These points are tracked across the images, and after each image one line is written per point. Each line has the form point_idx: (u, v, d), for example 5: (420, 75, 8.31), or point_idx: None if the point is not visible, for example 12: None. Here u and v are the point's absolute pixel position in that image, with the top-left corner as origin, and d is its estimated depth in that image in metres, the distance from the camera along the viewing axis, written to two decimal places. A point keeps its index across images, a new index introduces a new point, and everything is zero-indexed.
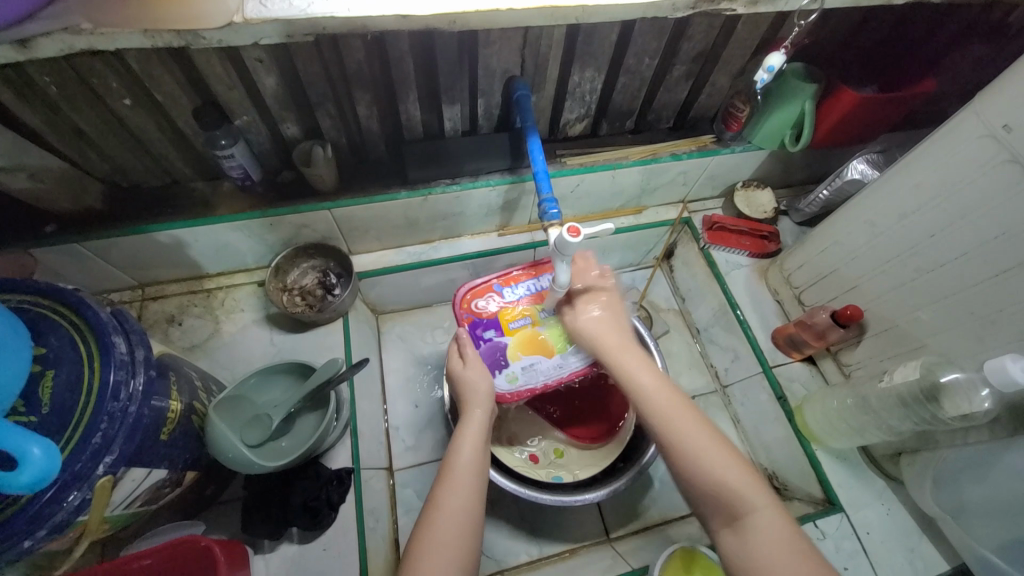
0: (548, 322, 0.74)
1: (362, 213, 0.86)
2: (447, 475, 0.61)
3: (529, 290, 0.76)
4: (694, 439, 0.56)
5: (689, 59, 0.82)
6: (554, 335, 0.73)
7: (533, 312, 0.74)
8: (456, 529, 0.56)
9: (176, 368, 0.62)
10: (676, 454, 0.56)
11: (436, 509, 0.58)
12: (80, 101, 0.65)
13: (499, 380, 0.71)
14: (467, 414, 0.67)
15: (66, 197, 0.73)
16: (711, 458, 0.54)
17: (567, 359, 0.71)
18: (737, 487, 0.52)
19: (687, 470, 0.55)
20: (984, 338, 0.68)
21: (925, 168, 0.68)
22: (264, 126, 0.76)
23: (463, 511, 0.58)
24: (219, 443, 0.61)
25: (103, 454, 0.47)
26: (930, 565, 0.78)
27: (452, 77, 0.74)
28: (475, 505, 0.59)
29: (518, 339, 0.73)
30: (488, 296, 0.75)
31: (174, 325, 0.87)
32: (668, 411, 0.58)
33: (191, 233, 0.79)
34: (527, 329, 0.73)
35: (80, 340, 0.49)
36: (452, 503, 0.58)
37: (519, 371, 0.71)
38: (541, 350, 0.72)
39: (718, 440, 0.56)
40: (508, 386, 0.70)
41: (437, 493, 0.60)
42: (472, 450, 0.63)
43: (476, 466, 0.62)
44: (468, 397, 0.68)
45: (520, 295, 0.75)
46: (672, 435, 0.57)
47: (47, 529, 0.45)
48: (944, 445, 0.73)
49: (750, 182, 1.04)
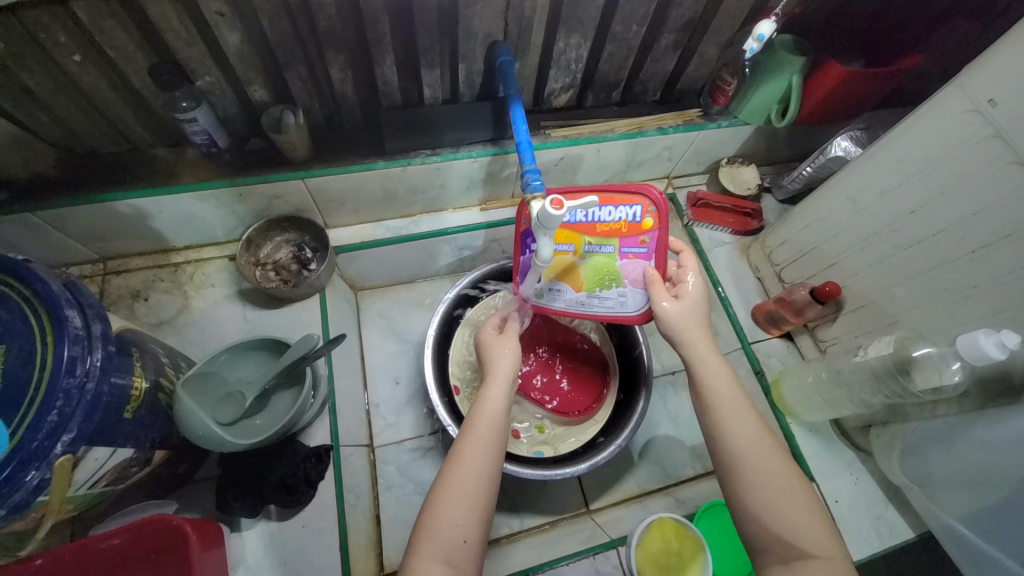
0: (588, 257, 0.66)
1: (338, 184, 0.82)
2: (470, 432, 0.58)
3: (584, 217, 0.64)
4: (774, 479, 0.53)
5: (678, 27, 0.79)
6: (589, 273, 0.67)
7: (578, 240, 0.65)
8: (476, 486, 0.55)
9: (139, 344, 0.59)
10: (748, 486, 0.53)
11: (458, 462, 0.56)
12: (25, 56, 0.59)
13: (528, 290, 0.73)
14: (490, 377, 0.64)
15: (14, 162, 0.67)
16: (786, 501, 0.52)
17: (590, 300, 0.70)
18: (806, 534, 0.51)
19: (757, 504, 0.52)
20: (956, 314, 0.69)
21: (911, 142, 0.68)
22: (230, 89, 0.71)
23: (485, 468, 0.56)
24: (189, 422, 0.59)
25: (59, 432, 0.44)
26: (892, 530, 0.81)
27: (430, 38, 0.70)
28: (496, 459, 0.57)
29: (554, 261, 0.68)
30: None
31: (139, 301, 0.83)
32: (752, 442, 0.55)
33: (154, 203, 0.75)
34: (566, 257, 0.67)
35: (31, 312, 0.46)
36: (475, 455, 0.56)
37: (545, 291, 0.71)
38: (569, 281, 0.69)
39: (797, 482, 0.53)
40: (532, 297, 0.73)
41: (458, 447, 0.58)
42: (496, 410, 0.60)
43: (500, 425, 0.60)
44: (495, 362, 0.66)
45: (574, 220, 0.64)
46: (752, 468, 0.54)
47: (6, 510, 0.42)
48: (913, 417, 0.75)
49: (735, 158, 1.03)
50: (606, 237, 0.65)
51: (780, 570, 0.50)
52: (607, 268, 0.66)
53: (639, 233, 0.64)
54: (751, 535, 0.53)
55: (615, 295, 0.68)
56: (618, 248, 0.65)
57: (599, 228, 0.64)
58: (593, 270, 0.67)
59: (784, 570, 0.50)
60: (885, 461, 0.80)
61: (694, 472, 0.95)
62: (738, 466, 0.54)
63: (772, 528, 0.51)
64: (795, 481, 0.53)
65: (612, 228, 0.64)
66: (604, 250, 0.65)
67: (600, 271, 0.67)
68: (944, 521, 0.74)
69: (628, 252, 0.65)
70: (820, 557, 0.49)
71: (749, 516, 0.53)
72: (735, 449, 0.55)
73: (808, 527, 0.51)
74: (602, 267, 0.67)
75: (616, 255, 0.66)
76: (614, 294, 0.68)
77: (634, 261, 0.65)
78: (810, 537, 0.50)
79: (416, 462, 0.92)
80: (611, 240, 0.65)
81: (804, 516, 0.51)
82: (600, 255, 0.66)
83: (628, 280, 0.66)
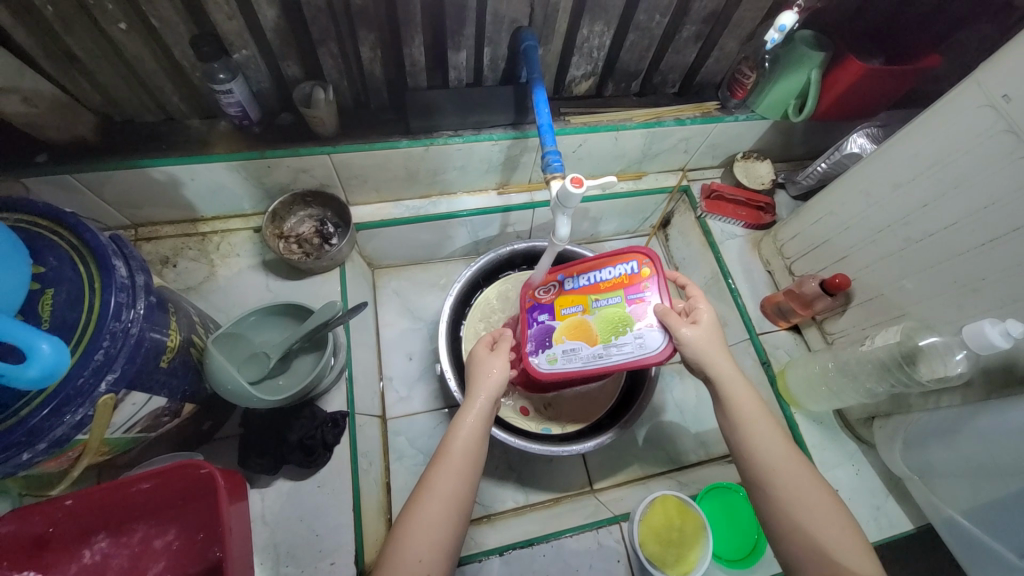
0: (598, 311, 0.69)
1: (362, 161, 0.84)
2: (442, 459, 0.58)
3: (587, 281, 0.72)
4: (803, 493, 0.56)
5: (700, 19, 0.81)
6: (602, 325, 0.69)
7: (586, 300, 0.71)
8: (443, 518, 0.55)
9: (174, 302, 0.62)
10: (777, 502, 0.56)
11: (428, 490, 0.56)
12: (73, 20, 0.62)
13: (540, 361, 0.72)
14: (471, 396, 0.63)
15: (58, 124, 0.70)
16: (816, 515, 0.54)
17: (608, 349, 0.67)
18: (843, 551, 0.52)
19: (789, 518, 0.55)
20: (964, 306, 0.70)
21: (924, 136, 0.69)
22: (264, 63, 0.74)
23: (454, 500, 0.56)
24: (218, 375, 0.61)
25: (105, 371, 0.47)
26: (892, 521, 0.82)
27: (459, 20, 0.72)
28: (467, 489, 0.57)
29: (566, 323, 0.71)
30: (551, 282, 0.75)
31: (168, 267, 0.86)
32: (780, 459, 0.57)
33: (186, 171, 0.77)
34: (576, 316, 0.71)
35: (79, 260, 0.48)
36: (444, 484, 0.56)
37: (559, 354, 0.70)
38: (583, 337, 0.69)
39: (825, 496, 0.55)
40: (545, 367, 0.71)
41: (430, 474, 0.57)
42: (468, 441, 0.59)
43: (473, 453, 0.59)
44: (478, 379, 0.64)
45: (579, 285, 0.73)
46: (782, 483, 0.56)
47: (47, 443, 0.45)
48: (917, 409, 0.77)
49: (750, 153, 1.05)
50: (611, 290, 0.70)
51: None
52: (618, 315, 0.68)
53: (641, 281, 0.69)
54: (786, 553, 0.55)
55: (632, 338, 0.66)
56: (624, 297, 0.69)
57: (602, 286, 0.71)
58: (605, 320, 0.68)
59: None
60: (887, 452, 0.81)
61: (698, 458, 0.96)
62: (769, 483, 0.57)
63: (808, 544, 0.53)
64: (821, 495, 0.55)
65: (615, 282, 0.70)
66: (612, 301, 0.69)
67: (613, 320, 0.68)
68: (945, 514, 0.75)
69: (635, 299, 0.68)
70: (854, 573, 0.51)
71: (783, 532, 0.55)
72: (765, 465, 0.58)
73: (842, 542, 0.53)
74: (613, 316, 0.68)
75: (624, 302, 0.68)
76: (631, 338, 0.66)
77: (644, 305, 0.67)
78: (846, 554, 0.52)
79: (426, 435, 0.95)
80: (616, 292, 0.69)
81: (837, 532, 0.53)
82: (609, 307, 0.69)
83: (641, 321, 0.66)
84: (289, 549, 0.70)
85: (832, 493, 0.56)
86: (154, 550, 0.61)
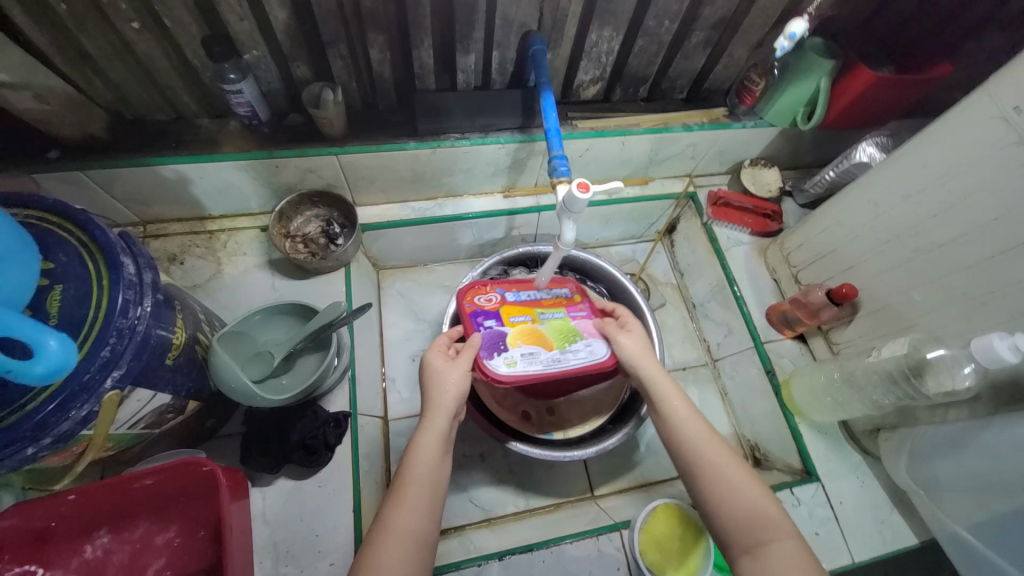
0: (547, 321, 0.74)
1: (369, 162, 0.84)
2: (398, 495, 0.56)
3: (529, 296, 0.77)
4: (723, 473, 0.57)
5: (709, 25, 0.81)
6: (552, 333, 0.72)
7: (533, 311, 0.75)
8: (402, 556, 0.52)
9: (181, 299, 0.62)
10: (702, 482, 0.58)
11: (383, 530, 0.54)
12: (86, 19, 0.63)
13: (497, 364, 0.68)
14: (427, 418, 0.62)
15: (69, 121, 0.71)
16: (737, 492, 0.56)
17: (564, 354, 0.70)
18: (765, 521, 0.54)
19: (715, 500, 0.56)
20: (973, 319, 0.70)
21: (933, 147, 0.69)
22: (274, 64, 0.75)
23: (413, 534, 0.54)
24: (222, 373, 0.62)
25: (111, 367, 0.47)
26: (897, 535, 0.81)
27: (468, 23, 0.73)
28: (430, 525, 0.56)
29: (517, 329, 0.72)
30: (490, 294, 0.76)
31: (175, 264, 0.87)
32: (701, 441, 0.60)
33: (195, 169, 0.78)
34: (526, 324, 0.73)
35: (88, 258, 0.49)
36: (403, 520, 0.54)
37: (518, 357, 0.69)
38: (538, 343, 0.71)
39: (748, 473, 0.57)
40: (503, 369, 0.67)
41: (386, 512, 0.55)
42: (425, 467, 0.58)
43: (431, 480, 0.58)
44: (434, 398, 0.63)
45: (521, 299, 0.76)
46: (704, 463, 0.58)
47: (52, 438, 0.45)
48: (923, 421, 0.76)
49: (758, 160, 1.04)
50: (554, 306, 0.76)
51: (746, 560, 0.53)
52: (565, 326, 0.73)
53: (576, 302, 0.78)
54: (717, 529, 0.56)
55: (583, 346, 0.71)
56: (566, 313, 0.76)
57: (544, 302, 0.76)
58: (556, 330, 0.73)
59: (751, 559, 0.53)
60: (892, 465, 0.80)
61: None
62: (694, 466, 0.59)
63: (734, 519, 0.55)
64: (742, 471, 0.57)
65: (555, 300, 0.77)
66: (556, 315, 0.75)
67: (562, 330, 0.73)
68: (951, 529, 0.74)
69: (576, 315, 0.76)
70: (776, 541, 0.53)
71: (712, 511, 0.57)
72: (689, 448, 0.60)
73: (764, 513, 0.55)
74: (562, 327, 0.73)
75: (568, 317, 0.75)
76: (582, 346, 0.71)
77: (584, 320, 0.75)
78: (768, 524, 0.54)
79: None
80: (559, 308, 0.76)
81: (760, 504, 0.55)
82: (556, 319, 0.74)
83: (587, 332, 0.73)
84: (289, 549, 0.70)
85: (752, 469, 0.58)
86: (155, 546, 0.61)
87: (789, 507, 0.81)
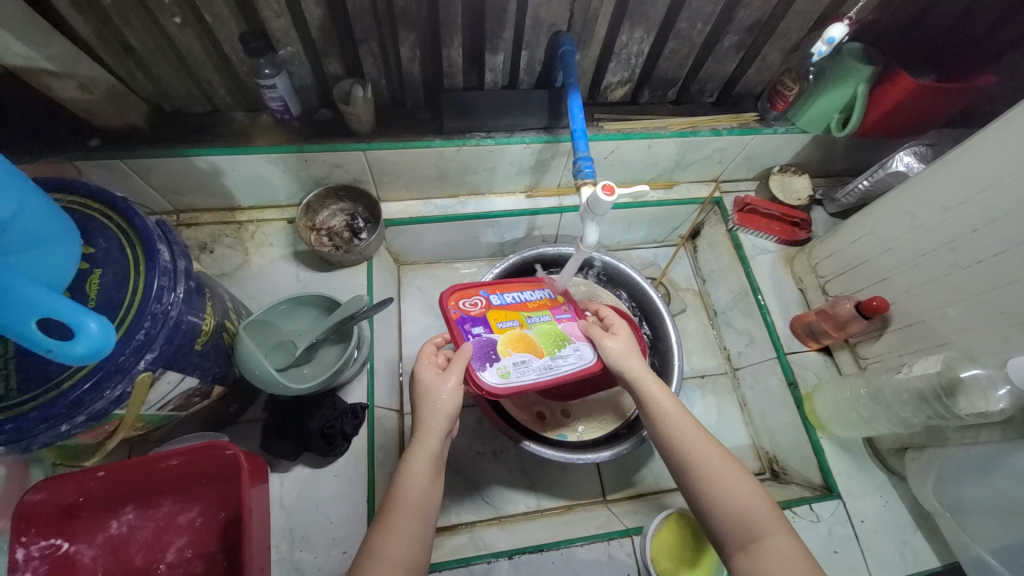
0: (534, 326, 0.72)
1: (395, 158, 0.85)
2: (388, 519, 0.56)
3: (513, 300, 0.75)
4: (716, 474, 0.58)
5: (743, 28, 0.79)
6: (541, 338, 0.71)
7: (519, 316, 0.72)
8: None
9: (211, 287, 0.64)
10: (695, 482, 0.58)
11: (373, 554, 0.54)
12: (131, 14, 0.65)
13: (489, 375, 0.65)
14: (419, 439, 0.61)
15: (111, 111, 0.74)
16: (728, 490, 0.57)
17: (555, 361, 0.69)
18: (758, 517, 0.55)
19: (707, 499, 0.57)
20: (1011, 338, 0.67)
21: (976, 158, 0.66)
22: (307, 60, 0.76)
23: (402, 560, 0.54)
24: (248, 360, 0.63)
25: (144, 350, 0.49)
26: (920, 558, 0.78)
27: (499, 23, 0.73)
28: (420, 548, 0.56)
29: (507, 336, 0.69)
30: (473, 298, 0.73)
31: (205, 252, 0.89)
32: (693, 441, 0.60)
33: (228, 161, 0.80)
34: (514, 329, 0.70)
35: (126, 244, 0.51)
36: (393, 545, 0.55)
37: (510, 367, 0.66)
38: (528, 351, 0.69)
39: (738, 470, 0.58)
40: (497, 381, 0.65)
41: (374, 536, 0.56)
42: (416, 489, 0.58)
43: (421, 506, 0.57)
44: (425, 418, 0.61)
45: (506, 302, 0.74)
46: (695, 464, 0.59)
47: (86, 416, 0.47)
48: (953, 442, 0.73)
49: (788, 167, 1.02)
50: (539, 309, 0.74)
51: (740, 556, 0.55)
52: (553, 331, 0.72)
53: (559, 304, 0.77)
54: (711, 526, 0.57)
55: (572, 351, 0.70)
56: (552, 316, 0.74)
57: (529, 305, 0.75)
58: (544, 335, 0.71)
59: (745, 555, 0.54)
60: (918, 485, 0.78)
61: None
62: (686, 466, 0.59)
63: (727, 517, 0.56)
64: (733, 470, 0.58)
65: (538, 304, 0.76)
66: (543, 318, 0.73)
67: (550, 334, 0.71)
68: (974, 553, 0.71)
69: (561, 318, 0.74)
70: (769, 536, 0.54)
71: (705, 510, 0.58)
72: (681, 449, 0.60)
73: (757, 510, 0.56)
74: (550, 331, 0.72)
75: (554, 320, 0.74)
76: (570, 351, 0.70)
77: (570, 323, 0.74)
78: (761, 521, 0.55)
79: None
80: (544, 312, 0.74)
81: (752, 502, 0.56)
82: (542, 323, 0.73)
83: (574, 336, 0.72)
84: (304, 535, 0.71)
85: (742, 466, 0.59)
86: (178, 525, 0.63)
87: (807, 523, 0.79)
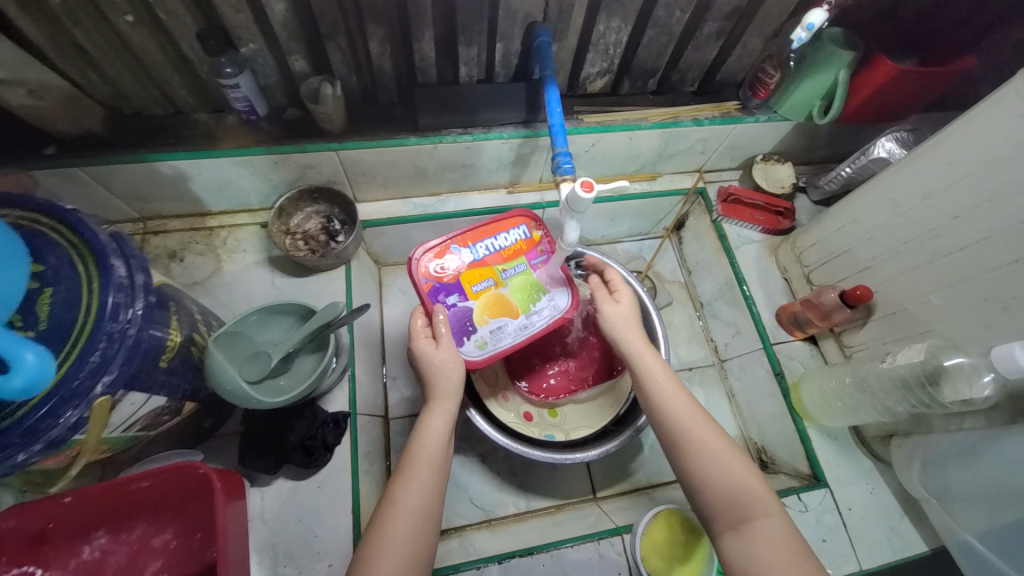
0: (509, 282, 0.71)
1: (370, 157, 0.83)
2: (408, 472, 0.58)
3: (487, 252, 0.71)
4: (710, 451, 0.58)
5: (722, 15, 0.78)
6: (516, 295, 0.70)
7: (493, 273, 0.70)
8: (410, 530, 0.55)
9: (176, 299, 0.61)
10: (687, 458, 0.59)
11: (393, 505, 0.56)
12: (80, 13, 0.62)
13: (469, 349, 0.67)
14: (434, 404, 0.63)
15: (65, 116, 0.70)
16: (721, 469, 0.57)
17: (530, 318, 0.70)
18: (749, 495, 0.56)
19: (700, 476, 0.58)
20: (994, 325, 0.67)
21: (957, 144, 0.66)
22: (271, 57, 0.73)
23: (420, 511, 0.56)
24: (219, 376, 0.61)
25: (101, 372, 0.46)
26: (907, 544, 0.79)
27: (471, 16, 0.70)
28: (435, 501, 0.58)
29: (483, 301, 0.69)
30: (445, 258, 0.70)
31: (175, 261, 0.86)
32: (687, 418, 0.61)
33: (194, 165, 0.77)
34: (489, 291, 0.70)
35: (79, 260, 0.48)
36: (411, 496, 0.56)
37: (487, 337, 0.68)
38: (504, 313, 0.69)
39: (732, 450, 0.59)
40: (476, 353, 0.67)
41: (394, 489, 0.58)
42: (436, 444, 0.60)
43: (437, 461, 0.60)
44: (433, 381, 0.63)
45: (480, 257, 0.71)
46: (689, 439, 0.59)
47: (43, 444, 0.44)
48: (938, 429, 0.73)
49: (771, 155, 1.01)
50: (514, 258, 0.71)
51: (730, 536, 0.55)
52: (528, 283, 0.71)
53: (535, 245, 0.73)
54: (700, 503, 0.58)
55: (546, 302, 0.71)
56: (527, 263, 0.72)
57: (504, 255, 0.71)
58: (518, 291, 0.70)
59: (735, 535, 0.55)
60: (904, 472, 0.78)
61: None
62: (678, 440, 0.60)
63: (720, 496, 0.56)
64: (726, 449, 0.59)
65: (513, 249, 0.72)
66: (518, 269, 0.71)
67: (525, 289, 0.71)
68: (960, 537, 0.72)
69: (536, 263, 0.72)
70: (761, 517, 0.54)
71: (697, 488, 0.58)
72: (676, 424, 0.61)
73: (748, 489, 0.56)
74: (525, 284, 0.71)
75: (529, 270, 0.72)
76: (544, 302, 0.71)
77: (545, 268, 0.72)
78: (752, 498, 0.55)
79: None
80: (519, 260, 0.71)
81: (745, 480, 0.56)
82: (517, 276, 0.71)
83: (548, 287, 0.72)
84: (288, 550, 0.69)
85: (737, 447, 0.60)
86: (153, 548, 0.61)
87: (796, 513, 0.79)
